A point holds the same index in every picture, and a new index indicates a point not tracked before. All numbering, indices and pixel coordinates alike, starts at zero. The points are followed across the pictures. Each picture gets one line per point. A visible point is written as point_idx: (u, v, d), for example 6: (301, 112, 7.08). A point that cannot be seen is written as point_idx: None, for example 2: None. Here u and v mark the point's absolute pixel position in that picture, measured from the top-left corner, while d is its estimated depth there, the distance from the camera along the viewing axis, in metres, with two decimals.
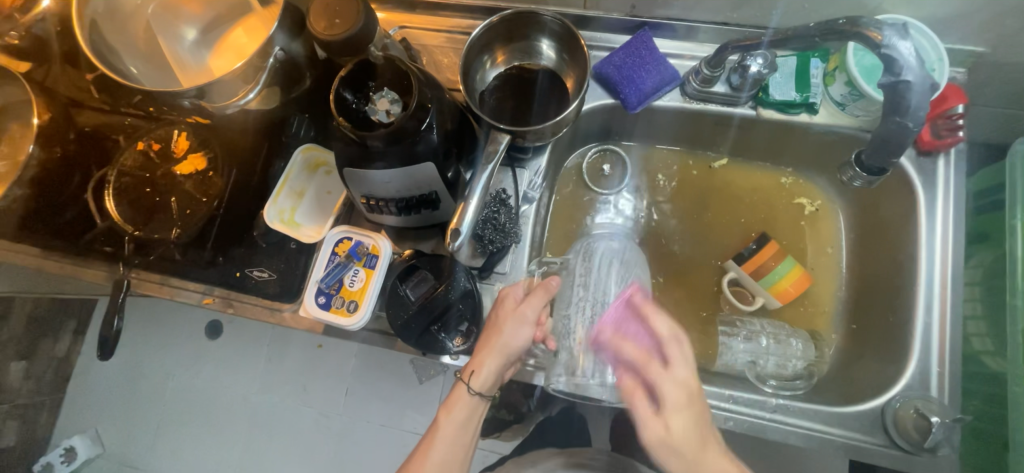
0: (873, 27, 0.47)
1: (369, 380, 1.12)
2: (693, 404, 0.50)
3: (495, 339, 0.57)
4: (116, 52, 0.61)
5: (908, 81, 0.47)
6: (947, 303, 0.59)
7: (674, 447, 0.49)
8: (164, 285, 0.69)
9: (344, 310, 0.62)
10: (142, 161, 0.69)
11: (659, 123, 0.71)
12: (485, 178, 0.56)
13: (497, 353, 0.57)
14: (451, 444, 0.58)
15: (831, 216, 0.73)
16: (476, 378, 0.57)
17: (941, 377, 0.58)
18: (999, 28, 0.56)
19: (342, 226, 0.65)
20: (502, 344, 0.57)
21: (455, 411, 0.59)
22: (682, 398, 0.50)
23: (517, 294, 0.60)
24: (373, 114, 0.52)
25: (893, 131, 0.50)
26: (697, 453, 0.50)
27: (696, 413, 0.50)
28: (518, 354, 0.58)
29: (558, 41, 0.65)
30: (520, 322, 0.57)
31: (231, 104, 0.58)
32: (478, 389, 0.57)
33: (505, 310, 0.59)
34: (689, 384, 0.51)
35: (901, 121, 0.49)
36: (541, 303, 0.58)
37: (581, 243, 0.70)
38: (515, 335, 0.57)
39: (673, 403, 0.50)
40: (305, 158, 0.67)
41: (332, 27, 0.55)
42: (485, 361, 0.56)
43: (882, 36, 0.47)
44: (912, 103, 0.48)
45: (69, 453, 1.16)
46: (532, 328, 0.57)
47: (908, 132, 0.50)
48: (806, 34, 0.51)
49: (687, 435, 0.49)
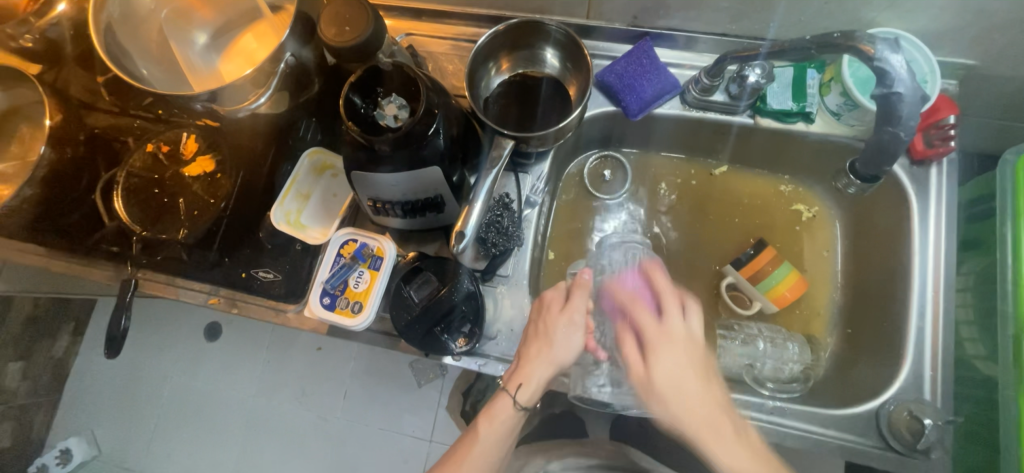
0: (867, 40, 0.48)
1: (369, 382, 1.13)
2: (678, 347, 0.58)
3: (547, 348, 0.58)
4: (129, 56, 0.62)
5: (899, 92, 0.49)
6: (940, 310, 0.61)
7: (655, 385, 0.56)
8: (169, 285, 0.70)
9: (349, 311, 0.63)
10: (151, 162, 0.70)
11: (659, 130, 0.73)
12: (489, 182, 0.58)
13: (548, 361, 0.58)
14: (489, 456, 0.57)
15: (827, 224, 0.74)
16: (525, 390, 0.57)
17: (934, 381, 0.59)
18: (990, 42, 0.58)
19: (348, 228, 0.66)
20: (554, 353, 0.58)
21: (496, 421, 0.58)
22: (667, 341, 0.58)
23: (558, 298, 0.62)
24: (381, 119, 0.53)
25: (887, 140, 0.53)
26: (679, 394, 0.56)
27: (683, 359, 0.57)
28: (566, 363, 0.59)
29: (561, 49, 0.67)
30: (572, 327, 0.60)
31: (242, 108, 0.60)
32: (524, 402, 0.58)
33: (557, 317, 0.60)
34: (679, 334, 0.58)
35: (894, 131, 0.52)
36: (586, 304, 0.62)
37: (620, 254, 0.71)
38: (567, 340, 0.59)
39: (658, 345, 0.58)
40: (312, 162, 0.69)
41: (341, 34, 0.57)
42: (535, 371, 0.57)
43: (874, 50, 0.48)
44: (904, 114, 0.50)
45: (63, 455, 1.16)
46: (582, 332, 0.60)
47: (901, 141, 0.53)
48: (802, 47, 0.52)
49: (666, 375, 0.56)
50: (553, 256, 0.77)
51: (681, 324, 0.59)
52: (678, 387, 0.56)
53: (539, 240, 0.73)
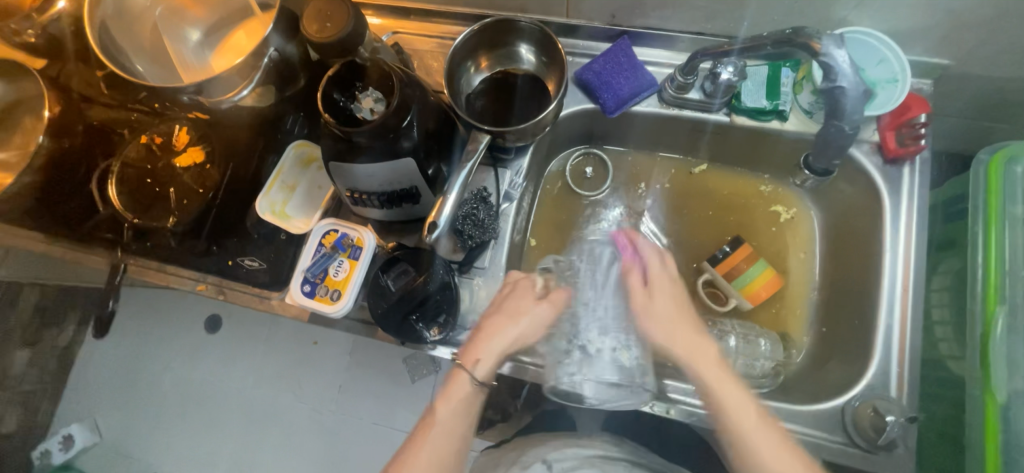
0: (815, 38, 0.50)
1: (365, 375, 1.15)
2: (678, 292, 0.62)
3: (509, 326, 0.61)
4: (124, 54, 0.65)
5: (842, 86, 0.52)
6: (909, 307, 0.61)
7: (654, 316, 0.60)
8: (160, 271, 0.74)
9: (328, 298, 0.65)
10: (145, 153, 0.73)
11: (638, 128, 0.74)
12: (464, 175, 0.60)
13: (503, 337, 0.60)
14: (445, 434, 0.57)
15: (805, 224, 0.75)
16: (478, 366, 0.59)
17: (901, 378, 0.59)
18: (961, 42, 0.58)
19: (330, 219, 0.68)
20: (514, 332, 0.61)
21: (452, 398, 0.59)
22: (671, 284, 0.62)
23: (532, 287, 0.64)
24: (357, 111, 0.56)
25: (832, 134, 0.56)
26: (673, 329, 0.59)
27: (682, 300, 0.61)
28: (528, 344, 0.62)
29: (537, 45, 0.69)
30: (534, 312, 0.62)
31: (227, 99, 0.62)
32: (481, 378, 0.59)
33: (527, 300, 0.62)
34: (675, 279, 0.63)
35: (838, 125, 0.55)
36: (559, 300, 0.63)
37: (586, 245, 0.73)
38: (529, 324, 0.61)
39: (659, 282, 0.62)
40: (297, 154, 0.71)
41: (323, 31, 0.59)
42: (484, 347, 0.60)
43: (821, 45, 0.50)
44: (848, 108, 0.53)
45: (66, 440, 1.18)
46: (545, 318, 0.62)
47: (846, 134, 0.55)
48: (762, 43, 0.54)
49: (672, 312, 0.60)
50: (535, 242, 0.79)
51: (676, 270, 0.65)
52: (681, 326, 0.59)
53: (518, 232, 0.75)
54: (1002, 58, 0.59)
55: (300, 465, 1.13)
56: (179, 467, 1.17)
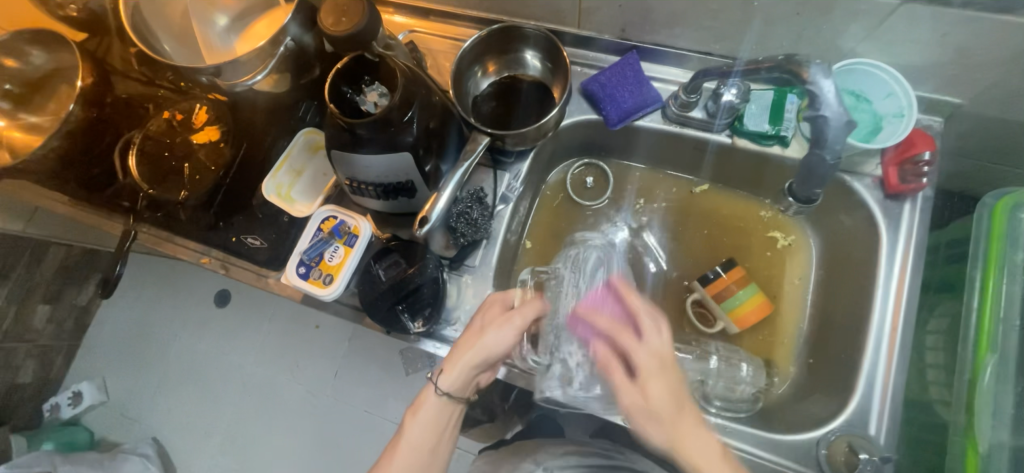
0: (805, 66, 0.52)
1: (360, 363, 1.18)
2: (667, 371, 0.53)
3: (475, 341, 0.59)
4: (154, 34, 0.69)
5: (825, 116, 0.54)
6: (897, 346, 0.60)
7: (653, 413, 0.51)
8: (169, 242, 0.77)
9: (320, 281, 0.67)
10: (165, 128, 0.79)
11: (642, 142, 0.75)
12: (461, 173, 0.62)
13: (476, 351, 0.59)
14: (417, 448, 0.59)
15: (802, 252, 0.74)
16: (446, 378, 0.59)
17: (880, 417, 0.58)
18: (974, 81, 0.57)
19: (330, 206, 0.70)
20: (482, 345, 0.59)
21: (420, 412, 0.60)
22: (656, 363, 0.53)
23: (507, 300, 0.63)
24: (362, 104, 0.59)
25: (814, 162, 0.58)
26: (667, 420, 0.51)
27: (671, 381, 0.52)
28: (497, 356, 0.60)
29: (542, 51, 0.70)
30: (506, 325, 0.59)
31: (241, 83, 0.64)
32: (445, 389, 0.59)
33: (495, 313, 0.61)
34: (660, 353, 0.54)
35: (820, 153, 0.57)
36: (533, 314, 0.60)
37: (569, 251, 0.75)
38: (498, 339, 0.59)
39: (646, 371, 0.52)
40: (306, 140, 0.74)
41: (337, 24, 0.61)
42: (457, 363, 0.58)
43: (810, 75, 0.52)
44: (830, 138, 0.55)
45: (76, 396, 1.23)
46: (515, 332, 0.59)
47: (826, 164, 0.57)
48: (754, 68, 0.56)
49: (662, 403, 0.51)
50: (530, 244, 0.80)
51: (661, 342, 0.54)
52: (675, 417, 0.51)
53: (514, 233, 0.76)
54: (1017, 101, 0.58)
55: (290, 444, 1.16)
56: (175, 433, 1.21)
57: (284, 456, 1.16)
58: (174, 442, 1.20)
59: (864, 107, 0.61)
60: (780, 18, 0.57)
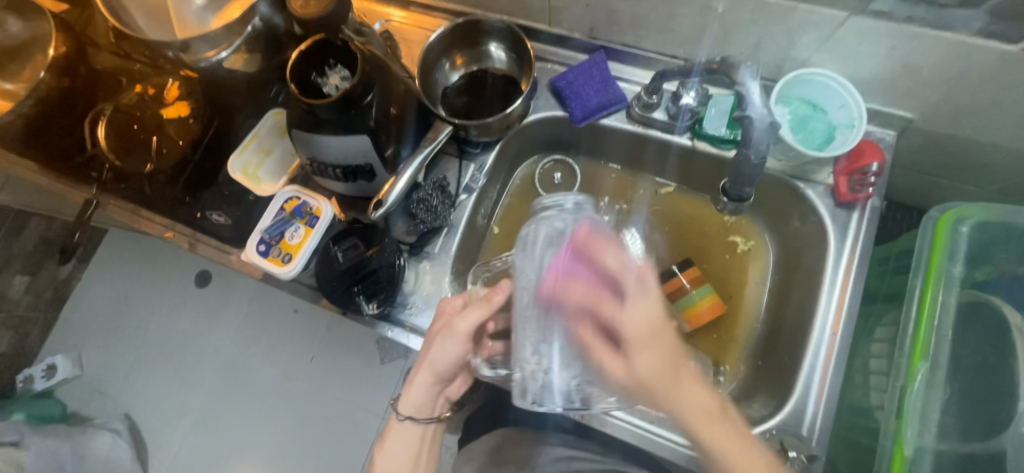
0: (734, 68, 0.55)
1: (334, 349, 1.18)
2: (659, 335, 0.49)
3: (424, 360, 0.62)
4: (127, 9, 0.71)
5: (750, 117, 0.54)
6: (836, 349, 0.61)
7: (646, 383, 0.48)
8: (132, 213, 0.77)
9: (279, 260, 0.68)
10: (136, 102, 0.79)
11: (609, 141, 0.76)
12: (421, 160, 0.64)
13: (427, 370, 0.61)
14: (391, 462, 0.63)
15: (760, 257, 0.75)
16: (402, 401, 0.63)
17: (815, 418, 0.60)
18: (924, 97, 0.58)
19: (294, 186, 0.71)
20: (430, 362, 0.61)
21: (390, 436, 0.64)
22: (648, 332, 0.48)
23: (456, 305, 0.63)
24: (324, 86, 0.60)
25: (741, 162, 0.58)
26: (660, 381, 0.48)
27: (665, 334, 0.49)
28: (447, 368, 0.61)
29: (505, 40, 0.72)
30: (448, 336, 0.60)
31: (206, 60, 0.64)
32: (405, 412, 0.63)
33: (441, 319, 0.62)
34: (649, 320, 0.49)
35: (745, 152, 0.57)
36: (477, 317, 0.59)
37: (524, 229, 0.56)
38: (443, 353, 0.60)
39: (633, 337, 0.48)
40: (275, 121, 0.75)
41: (307, 8, 0.62)
42: (412, 384, 0.62)
43: (738, 77, 0.54)
44: (755, 138, 0.55)
45: (49, 369, 1.21)
46: (459, 344, 0.60)
47: (750, 163, 0.57)
48: (697, 68, 0.58)
49: (654, 372, 0.48)
50: (498, 231, 0.81)
51: (642, 310, 0.48)
52: (671, 376, 0.48)
53: (483, 217, 0.78)
54: (965, 119, 0.59)
55: (261, 426, 1.17)
56: (147, 410, 1.21)
57: (254, 437, 1.16)
58: (144, 419, 1.20)
59: (819, 116, 0.62)
60: (737, 23, 0.58)
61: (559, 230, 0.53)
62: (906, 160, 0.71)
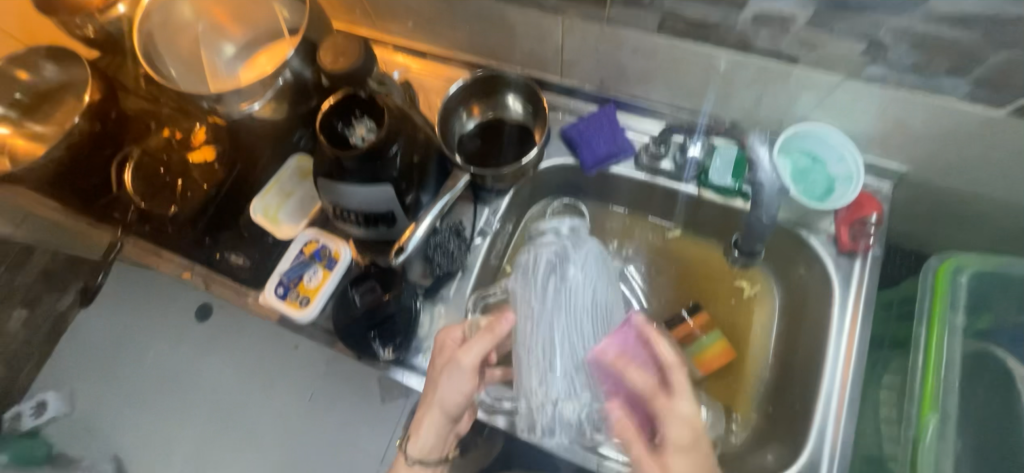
0: (749, 134, 0.65)
1: (332, 386, 1.10)
2: (697, 443, 0.55)
3: (433, 398, 0.61)
4: (162, 58, 0.72)
5: (760, 181, 0.60)
6: (846, 397, 0.63)
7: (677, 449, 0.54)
8: (153, 254, 0.82)
9: (297, 303, 0.70)
10: (164, 145, 0.82)
11: (617, 187, 0.79)
12: (440, 206, 0.67)
13: (435, 407, 0.60)
14: None
15: (766, 301, 0.76)
16: (413, 443, 0.61)
17: (831, 467, 0.61)
18: (918, 152, 0.62)
19: (314, 229, 0.73)
20: (439, 399, 0.60)
21: None
22: (689, 434, 0.55)
23: (455, 337, 0.64)
24: (350, 136, 0.63)
25: (754, 221, 0.62)
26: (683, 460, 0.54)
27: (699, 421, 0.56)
28: (456, 406, 0.60)
29: (523, 95, 0.76)
30: (455, 369, 0.60)
31: (240, 111, 0.68)
32: (414, 456, 0.61)
33: (444, 354, 0.62)
34: (687, 409, 0.56)
35: (758, 215, 0.61)
36: (483, 348, 0.60)
37: (524, 255, 0.67)
38: (451, 389, 0.60)
39: (670, 420, 0.56)
40: (298, 166, 0.78)
41: (337, 63, 0.65)
42: (422, 424, 0.60)
43: (750, 141, 0.64)
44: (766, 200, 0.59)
45: (39, 407, 1.12)
46: (468, 377, 0.60)
47: (761, 223, 0.62)
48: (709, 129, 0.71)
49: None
50: (509, 270, 0.81)
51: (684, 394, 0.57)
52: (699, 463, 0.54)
53: (496, 257, 0.79)
54: (958, 172, 0.62)
55: (253, 470, 1.08)
56: (135, 452, 1.12)
57: None
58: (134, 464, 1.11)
59: (819, 169, 0.65)
60: (740, 82, 0.62)
61: (557, 254, 0.65)
62: (901, 209, 0.74)
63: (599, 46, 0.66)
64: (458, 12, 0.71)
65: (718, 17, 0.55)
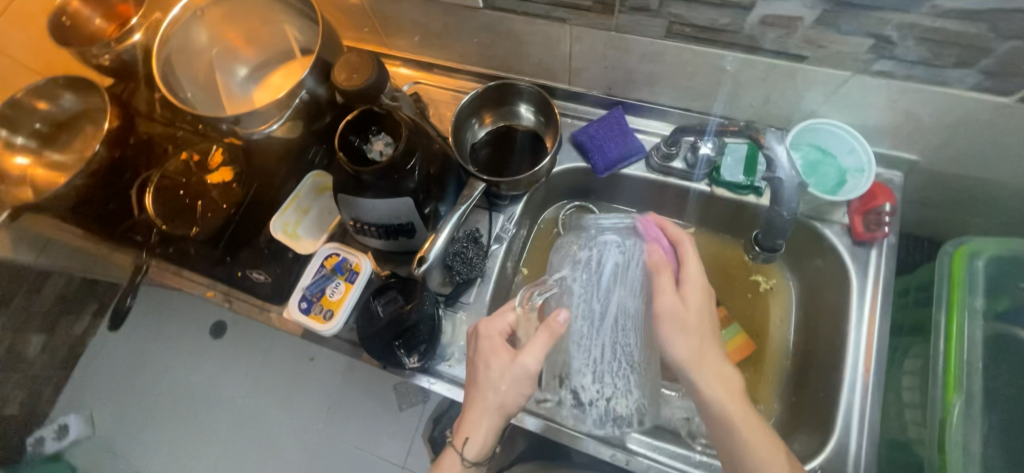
0: (761, 132, 0.65)
1: (354, 396, 1.10)
2: (700, 309, 0.60)
3: (489, 398, 0.60)
4: (178, 82, 0.72)
5: (777, 177, 0.61)
6: (870, 384, 0.63)
7: (687, 317, 0.59)
8: (177, 274, 0.83)
9: (321, 317, 0.70)
10: (182, 169, 0.83)
11: (628, 188, 0.80)
12: (458, 215, 0.67)
13: (489, 410, 0.60)
14: None
15: (781, 295, 0.77)
16: (470, 446, 0.59)
17: (859, 455, 0.61)
18: (927, 142, 0.63)
19: (333, 243, 0.74)
20: (498, 402, 0.60)
21: None
22: (696, 303, 0.61)
23: (502, 329, 0.63)
24: (369, 152, 0.64)
25: (774, 218, 0.64)
26: (688, 338, 0.59)
27: (704, 298, 0.61)
28: (516, 405, 0.60)
29: (534, 103, 0.77)
30: (520, 372, 0.59)
31: (259, 131, 0.69)
32: (471, 458, 0.59)
33: (503, 361, 0.61)
34: (701, 280, 0.62)
35: (778, 210, 0.63)
36: (542, 348, 0.59)
37: (576, 250, 0.69)
38: (511, 392, 0.59)
39: (689, 293, 0.61)
40: (314, 183, 0.79)
41: (350, 81, 0.65)
42: (478, 427, 0.59)
43: (765, 139, 0.65)
44: (786, 196, 0.60)
45: (60, 431, 1.10)
46: (531, 378, 0.59)
47: (783, 218, 0.64)
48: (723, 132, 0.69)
49: (691, 339, 0.59)
50: (526, 271, 0.84)
51: (697, 271, 0.62)
52: (705, 333, 0.60)
53: (513, 260, 0.81)
54: (967, 160, 0.63)
55: None
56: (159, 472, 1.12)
57: None
58: None
59: (830, 161, 0.66)
60: (749, 81, 0.63)
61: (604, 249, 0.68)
62: (913, 196, 0.75)
63: (607, 51, 0.67)
64: (465, 26, 0.72)
65: (727, 20, 0.55)
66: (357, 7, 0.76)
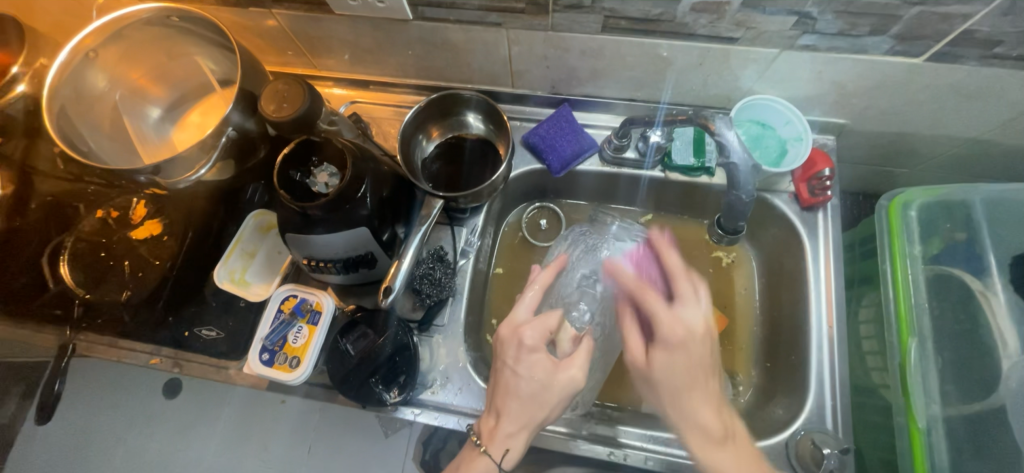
0: (710, 120, 0.63)
1: (334, 429, 0.97)
2: (683, 347, 0.56)
3: (524, 412, 0.57)
4: (78, 132, 0.64)
5: (734, 162, 0.62)
6: (835, 338, 0.67)
7: (660, 373, 0.56)
8: (112, 347, 0.74)
9: (286, 366, 0.65)
10: (99, 227, 0.74)
11: (585, 183, 0.80)
12: (419, 237, 0.64)
13: (524, 426, 0.57)
14: None
15: (742, 266, 0.80)
16: (509, 456, 0.57)
17: (834, 411, 0.65)
18: (853, 106, 0.67)
19: (289, 284, 0.69)
20: (535, 417, 0.57)
21: None
22: (682, 334, 0.56)
23: (524, 338, 0.59)
24: (313, 185, 0.59)
25: (734, 201, 0.66)
26: (675, 372, 0.55)
27: (695, 350, 0.56)
28: (555, 412, 0.58)
29: (483, 113, 0.75)
30: (569, 383, 0.58)
31: (185, 178, 0.62)
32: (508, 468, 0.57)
33: (547, 372, 0.58)
34: (691, 321, 0.57)
35: (737, 194, 0.65)
36: (585, 363, 0.59)
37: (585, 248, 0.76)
38: (558, 402, 0.58)
39: (664, 331, 0.56)
40: (257, 222, 0.73)
41: (280, 110, 0.60)
42: (518, 438, 0.57)
43: (715, 127, 0.62)
44: (742, 180, 0.63)
45: None
46: (568, 388, 0.58)
47: (743, 202, 0.65)
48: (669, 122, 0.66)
49: (671, 375, 0.55)
50: (502, 271, 0.82)
51: (693, 312, 0.57)
52: (691, 379, 0.55)
53: (484, 261, 0.79)
54: (889, 119, 0.68)
55: None
56: None
57: None
58: None
59: (769, 133, 0.69)
60: (687, 67, 0.65)
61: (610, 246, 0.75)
62: (849, 155, 0.79)
63: (546, 51, 0.66)
64: (397, 39, 0.69)
65: (659, 10, 0.56)
66: (276, 29, 0.70)
